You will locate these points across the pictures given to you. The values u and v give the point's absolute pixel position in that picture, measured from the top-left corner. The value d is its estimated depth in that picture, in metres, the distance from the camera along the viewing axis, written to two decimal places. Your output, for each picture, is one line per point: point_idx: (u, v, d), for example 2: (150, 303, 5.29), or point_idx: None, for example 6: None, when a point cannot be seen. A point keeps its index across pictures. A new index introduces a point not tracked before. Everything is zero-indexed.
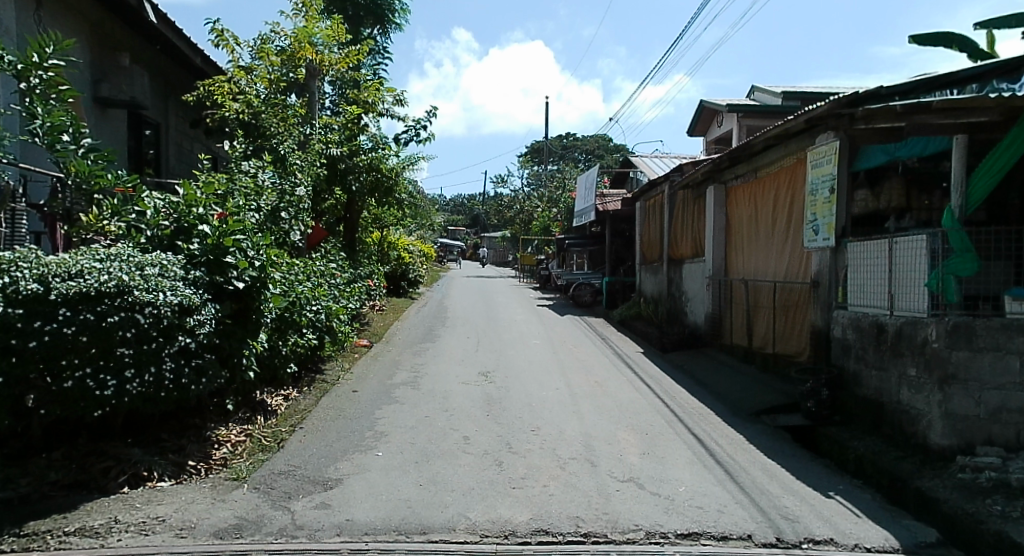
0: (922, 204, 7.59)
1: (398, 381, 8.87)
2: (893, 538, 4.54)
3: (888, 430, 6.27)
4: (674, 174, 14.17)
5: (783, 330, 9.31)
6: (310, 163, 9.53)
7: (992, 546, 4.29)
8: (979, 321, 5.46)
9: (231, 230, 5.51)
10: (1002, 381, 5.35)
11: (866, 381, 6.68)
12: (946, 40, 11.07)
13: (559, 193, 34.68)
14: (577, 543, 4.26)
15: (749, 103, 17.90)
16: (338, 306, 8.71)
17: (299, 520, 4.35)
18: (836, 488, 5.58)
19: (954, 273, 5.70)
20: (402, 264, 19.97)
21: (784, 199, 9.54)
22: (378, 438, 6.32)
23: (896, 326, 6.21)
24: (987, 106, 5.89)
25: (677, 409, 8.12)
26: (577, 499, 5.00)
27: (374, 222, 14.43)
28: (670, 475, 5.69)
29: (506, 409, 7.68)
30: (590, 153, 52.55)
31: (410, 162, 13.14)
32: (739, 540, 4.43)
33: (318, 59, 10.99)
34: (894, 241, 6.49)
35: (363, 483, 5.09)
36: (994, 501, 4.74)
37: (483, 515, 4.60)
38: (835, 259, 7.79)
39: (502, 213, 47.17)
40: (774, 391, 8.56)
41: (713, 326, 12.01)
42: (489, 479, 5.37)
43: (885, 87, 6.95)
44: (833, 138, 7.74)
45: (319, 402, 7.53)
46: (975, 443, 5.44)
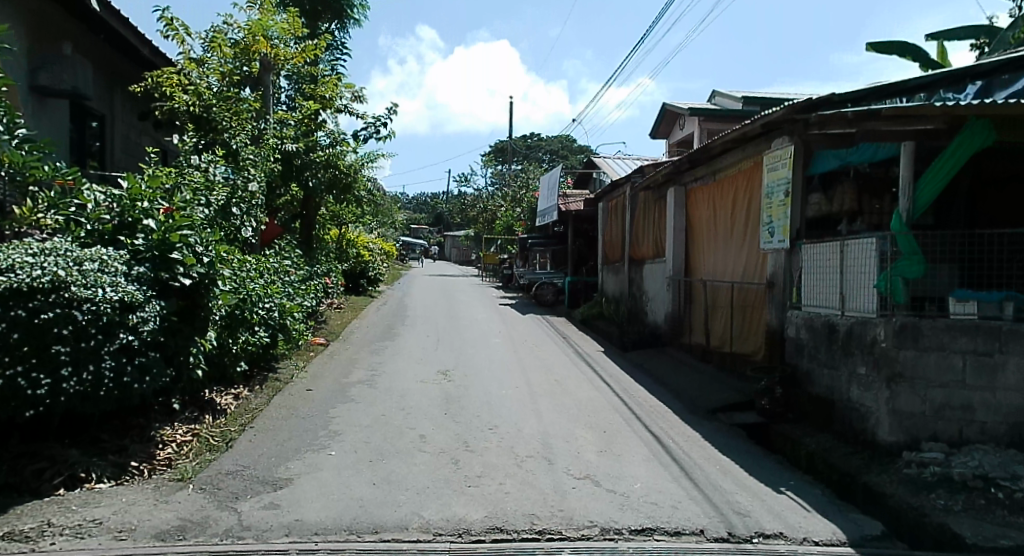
0: (874, 209, 7.61)
1: (354, 380, 8.75)
2: (840, 532, 4.67)
3: (839, 427, 6.44)
4: (635, 175, 14.34)
5: (740, 330, 9.49)
6: (264, 157, 9.38)
7: (935, 538, 4.44)
8: (925, 321, 5.64)
9: (177, 225, 5.38)
10: (946, 379, 5.54)
11: (817, 379, 6.84)
12: (897, 48, 11.44)
13: (523, 192, 34.74)
14: (531, 541, 4.28)
15: (709, 107, 18.20)
16: (292, 304, 8.56)
17: (246, 521, 4.27)
18: (787, 483, 5.73)
19: (902, 275, 5.89)
20: (361, 262, 19.78)
21: (741, 201, 9.73)
22: (331, 437, 6.24)
23: (846, 326, 6.37)
24: (935, 115, 6.07)
25: (636, 407, 8.22)
26: (533, 497, 5.02)
27: (331, 219, 14.23)
28: (625, 472, 5.75)
29: (463, 408, 7.63)
30: (555, 153, 52.63)
31: (370, 160, 13.01)
32: (691, 535, 4.51)
33: (272, 53, 10.68)
34: (845, 244, 6.66)
35: (314, 483, 5.02)
36: (938, 495, 4.90)
37: (437, 513, 4.58)
38: (789, 260, 7.96)
39: (466, 213, 47.05)
40: (729, 389, 8.71)
41: (673, 325, 12.14)
42: (445, 477, 5.35)
43: (836, 95, 7.32)
44: (789, 143, 7.96)
45: (270, 401, 7.41)
46: (920, 439, 5.63)
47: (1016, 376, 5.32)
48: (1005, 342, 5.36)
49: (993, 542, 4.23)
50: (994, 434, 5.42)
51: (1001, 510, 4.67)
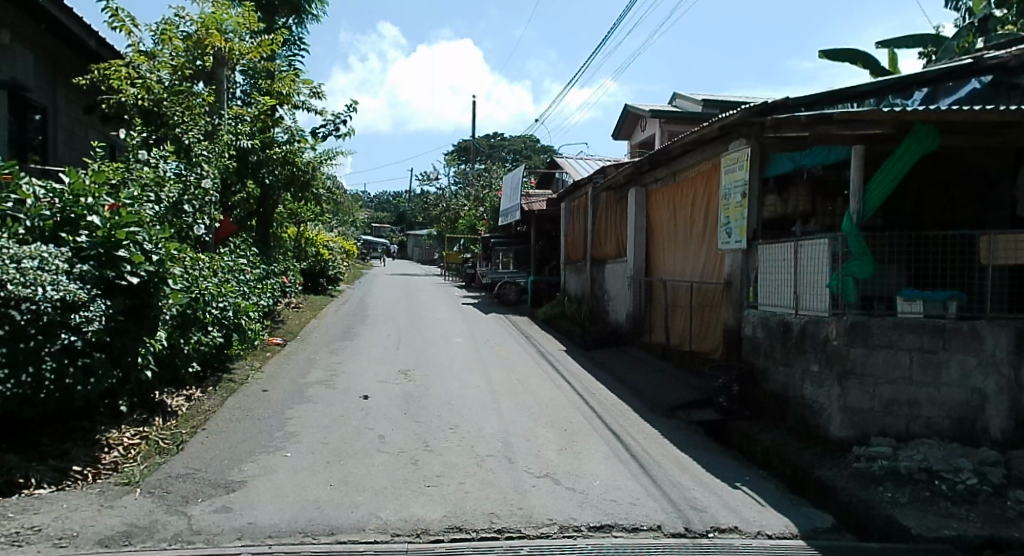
0: (827, 210, 7.96)
1: (312, 381, 8.66)
2: (792, 525, 4.79)
3: (792, 423, 6.59)
4: (597, 175, 14.47)
5: (699, 328, 9.65)
6: (217, 154, 9.31)
7: (882, 530, 4.57)
8: (873, 320, 5.81)
9: (124, 222, 5.25)
10: (893, 376, 5.72)
11: (773, 376, 6.98)
12: (848, 55, 11.77)
13: (485, 192, 34.76)
14: (490, 540, 4.28)
15: (670, 110, 18.45)
16: (246, 303, 8.40)
17: (196, 525, 4.18)
18: (742, 479, 5.85)
19: (853, 275, 6.05)
20: (321, 261, 19.51)
21: (699, 202, 9.90)
22: (287, 438, 6.16)
23: (799, 324, 6.51)
24: (884, 120, 6.24)
25: (596, 406, 8.30)
26: (492, 495, 5.03)
27: (289, 217, 14.00)
28: (585, 470, 5.80)
29: (424, 408, 7.60)
30: (518, 153, 52.75)
31: (329, 158, 12.86)
32: (649, 531, 4.57)
33: (227, 47, 10.43)
34: (800, 244, 6.82)
35: (268, 485, 4.95)
36: (885, 488, 5.05)
37: (395, 514, 4.55)
38: (745, 260, 8.11)
39: (427, 212, 46.85)
40: (687, 387, 8.86)
41: (634, 324, 12.29)
42: (404, 477, 5.32)
43: (790, 100, 7.53)
44: (744, 146, 8.07)
45: (224, 402, 7.26)
46: (869, 434, 5.80)
47: (958, 372, 5.52)
48: (949, 340, 5.55)
49: (936, 532, 4.38)
50: (938, 429, 5.61)
51: (944, 502, 4.83)
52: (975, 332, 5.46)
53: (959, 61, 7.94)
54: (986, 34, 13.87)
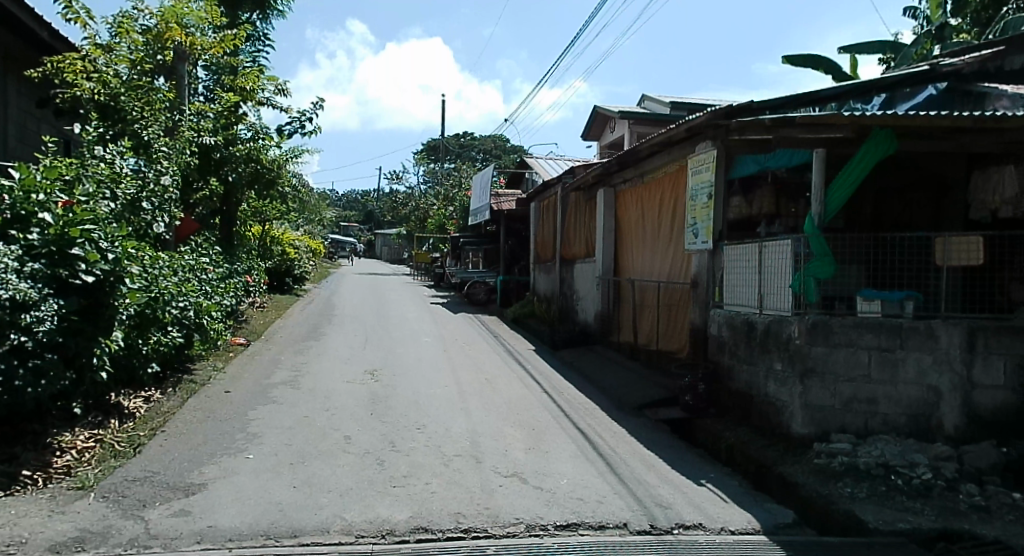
0: (790, 211, 8.11)
1: (276, 381, 8.55)
2: (754, 521, 4.87)
3: (756, 420, 6.70)
4: (566, 175, 14.54)
5: (666, 328, 9.75)
6: (178, 150, 9.13)
7: (841, 526, 4.68)
8: (834, 319, 5.93)
9: (78, 219, 5.12)
10: (853, 374, 5.84)
11: (737, 375, 7.09)
12: (811, 60, 12.02)
13: (455, 191, 34.67)
14: (456, 540, 4.27)
15: (639, 111, 18.64)
16: (208, 302, 8.25)
17: (153, 529, 4.10)
18: (707, 476, 5.93)
19: (814, 276, 6.16)
20: (286, 260, 19.26)
21: (667, 203, 10.00)
22: (250, 440, 6.06)
23: (763, 324, 6.62)
24: (844, 124, 6.38)
25: (565, 405, 8.34)
26: (459, 495, 5.02)
27: (254, 215, 13.79)
28: (553, 469, 5.83)
29: (391, 408, 7.56)
30: (488, 153, 52.70)
31: (295, 155, 12.70)
32: (614, 529, 4.61)
33: (188, 41, 10.23)
34: (764, 245, 6.93)
35: (230, 488, 4.87)
36: (845, 483, 5.17)
37: (360, 515, 4.52)
38: (712, 260, 8.22)
39: (396, 211, 46.55)
40: (654, 386, 8.96)
41: (602, 324, 12.37)
42: (370, 478, 5.29)
43: (755, 103, 7.67)
44: (711, 147, 8.17)
45: (185, 404, 7.13)
46: (830, 431, 5.93)
47: (914, 370, 5.67)
48: (905, 339, 5.69)
49: (893, 526, 4.50)
50: (895, 425, 5.75)
51: (900, 496, 4.97)
52: (930, 331, 5.62)
53: (916, 68, 8.19)
54: (942, 41, 14.29)
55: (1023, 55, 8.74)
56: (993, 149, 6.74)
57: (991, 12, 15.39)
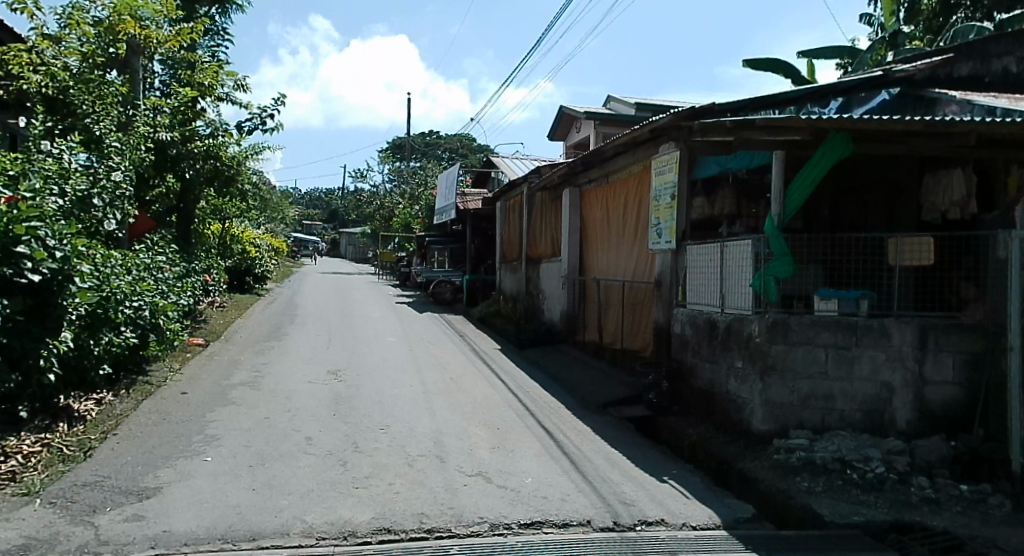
0: (751, 212, 8.26)
1: (235, 382, 8.39)
2: (715, 516, 4.95)
3: (718, 417, 6.81)
4: (532, 175, 14.60)
5: (630, 327, 9.85)
6: (132, 146, 8.95)
7: (799, 519, 4.77)
8: (793, 318, 6.04)
9: (23, 217, 4.87)
10: (811, 371, 5.96)
11: (699, 373, 7.19)
12: (772, 64, 12.30)
13: (421, 190, 34.50)
14: (419, 540, 4.25)
15: (605, 112, 18.78)
16: (164, 302, 8.05)
17: (104, 535, 3.99)
18: (670, 473, 6.01)
19: (774, 275, 6.27)
20: (247, 259, 18.92)
21: (631, 203, 10.10)
22: (208, 442, 5.94)
23: (725, 322, 6.72)
24: (802, 127, 6.50)
25: (530, 404, 8.36)
26: (423, 495, 5.00)
27: (212, 213, 13.53)
28: (517, 468, 5.84)
29: (354, 409, 7.49)
30: (454, 152, 52.52)
31: (255, 152, 12.50)
32: (578, 526, 4.63)
33: (142, 34, 9.98)
34: (725, 245, 7.03)
35: (185, 491, 4.77)
36: (802, 478, 5.27)
37: (321, 517, 4.46)
38: (675, 260, 8.32)
39: (361, 210, 46.10)
40: (618, 384, 9.04)
41: (568, 323, 12.44)
42: (331, 479, 5.23)
43: (717, 105, 7.80)
44: (674, 149, 8.26)
45: (139, 406, 6.95)
46: (789, 427, 6.04)
47: (869, 368, 5.82)
48: (860, 337, 5.83)
49: (848, 519, 4.61)
50: (851, 421, 5.89)
51: (855, 490, 5.09)
52: (884, 329, 5.77)
53: (871, 73, 8.43)
54: (896, 47, 14.74)
55: (969, 63, 9.18)
56: (943, 153, 6.95)
57: (941, 20, 15.88)
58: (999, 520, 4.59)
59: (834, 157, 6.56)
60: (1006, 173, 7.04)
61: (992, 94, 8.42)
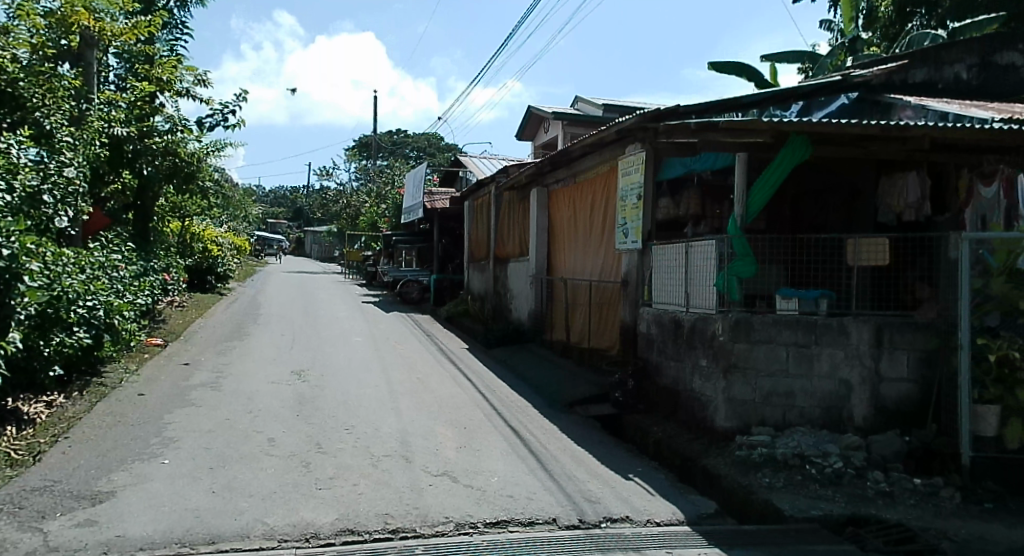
0: (715, 213, 8.40)
1: (195, 383, 8.22)
2: (678, 513, 5.01)
3: (682, 415, 6.89)
4: (500, 175, 14.62)
5: (597, 326, 9.91)
6: (86, 141, 8.76)
7: (760, 514, 4.86)
8: (756, 317, 6.14)
9: None
10: (773, 369, 6.07)
11: (664, 371, 7.27)
12: (736, 67, 12.48)
13: (388, 189, 34.23)
14: (384, 541, 4.21)
15: (572, 112, 18.87)
16: (120, 302, 7.82)
17: (54, 542, 3.87)
18: (634, 470, 6.07)
19: (737, 274, 6.36)
20: (208, 258, 18.55)
21: (598, 203, 10.16)
22: (166, 445, 5.81)
23: (690, 321, 6.80)
24: (764, 130, 6.61)
25: (496, 403, 8.35)
26: (388, 496, 4.96)
27: (172, 211, 13.24)
28: (483, 467, 5.83)
29: (318, 409, 7.40)
30: (421, 151, 52.21)
31: (216, 149, 12.28)
32: (544, 524, 4.64)
33: (97, 26, 9.72)
34: (690, 245, 7.10)
35: (141, 495, 4.65)
36: (763, 474, 5.37)
37: (282, 519, 4.40)
38: (641, 260, 8.39)
39: (327, 208, 45.56)
40: (585, 383, 9.09)
41: (536, 322, 12.47)
42: (294, 481, 5.16)
43: (682, 107, 7.91)
44: (640, 150, 8.33)
45: (93, 408, 6.77)
46: (751, 424, 6.14)
47: (828, 365, 5.95)
48: (820, 335, 5.96)
49: (807, 513, 4.70)
50: (811, 417, 6.01)
51: (814, 484, 5.20)
52: (842, 327, 5.91)
53: (830, 78, 8.62)
54: (854, 53, 15.10)
55: (925, 69, 9.38)
56: (898, 156, 7.14)
57: (897, 28, 16.29)
58: (950, 512, 4.74)
59: (793, 159, 6.70)
60: (958, 176, 7.25)
61: (945, 100, 8.68)
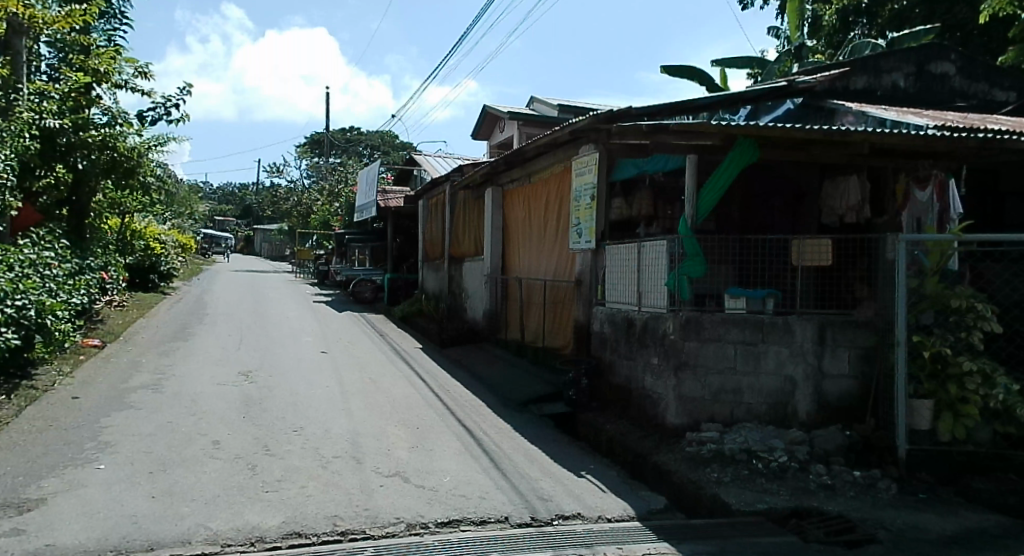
0: (667, 213, 8.53)
1: (135, 385, 7.94)
2: (629, 509, 5.06)
3: (634, 412, 6.97)
4: (454, 174, 14.57)
5: (552, 325, 9.95)
6: (16, 133, 8.35)
7: (709, 508, 4.95)
8: (705, 315, 6.24)
9: None
10: (721, 366, 6.18)
11: (617, 369, 7.34)
12: (688, 71, 12.70)
13: (340, 186, 33.74)
14: (332, 543, 4.13)
15: (527, 113, 18.92)
16: (53, 301, 7.50)
17: None
18: (587, 468, 6.11)
19: (687, 274, 6.48)
20: (150, 256, 17.99)
21: (552, 203, 10.21)
22: (102, 449, 5.59)
23: (642, 320, 6.88)
24: (714, 133, 6.73)
25: (450, 402, 8.30)
26: (337, 498, 4.87)
27: (110, 207, 12.77)
28: (436, 467, 5.78)
29: (266, 411, 7.24)
30: (375, 148, 51.52)
31: (158, 143, 11.89)
32: (495, 523, 4.63)
33: (27, 13, 9.28)
34: (643, 245, 7.18)
35: (74, 502, 4.47)
36: (713, 469, 5.46)
37: (226, 523, 4.28)
38: (595, 260, 8.45)
39: (277, 206, 44.63)
40: (539, 381, 9.10)
41: (490, 321, 12.46)
42: (239, 484, 5.02)
43: (633, 109, 8.00)
44: (594, 150, 8.40)
45: (22, 413, 6.46)
46: (701, 421, 6.24)
47: (774, 363, 6.08)
48: (767, 333, 6.08)
49: (752, 506, 4.80)
50: (757, 413, 6.13)
51: (760, 479, 5.32)
52: (787, 326, 6.05)
53: (776, 83, 8.85)
54: (800, 60, 15.56)
55: (865, 76, 9.79)
56: (841, 160, 7.37)
57: (840, 36, 16.82)
58: (887, 503, 4.91)
59: (741, 163, 6.83)
60: (896, 180, 7.50)
61: (885, 106, 8.99)
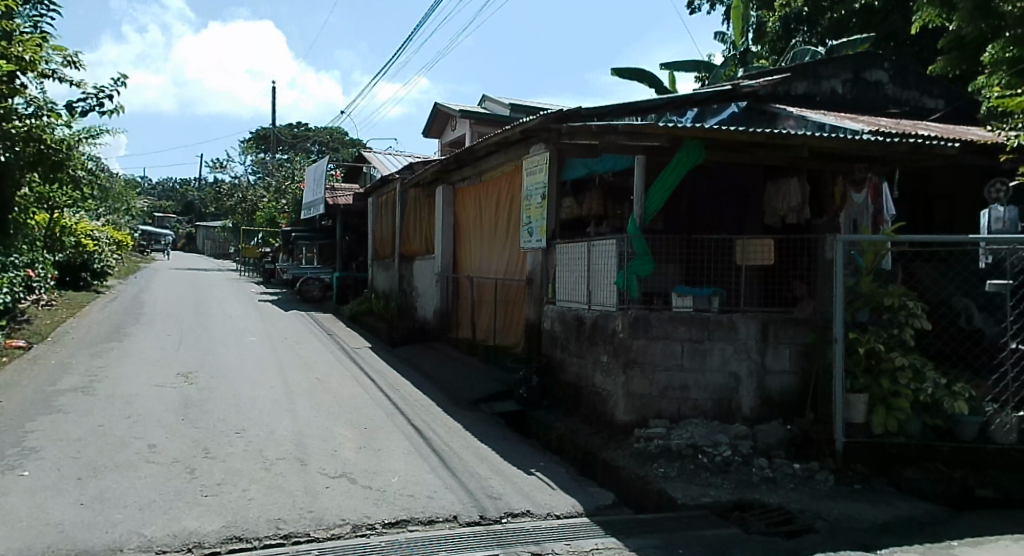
0: (616, 213, 8.61)
1: (64, 388, 7.59)
2: (577, 505, 5.10)
3: (583, 410, 7.02)
4: (404, 172, 14.42)
5: (502, 323, 9.96)
6: None
7: (655, 503, 5.03)
8: (653, 313, 6.31)
9: None
10: (669, 363, 6.25)
11: (567, 367, 7.38)
12: (636, 74, 12.86)
13: (287, 183, 33.00)
14: (274, 547, 4.03)
15: (478, 111, 18.87)
16: None
17: None
18: (537, 465, 6.13)
19: (636, 273, 6.55)
20: (82, 253, 17.28)
21: (503, 201, 10.20)
22: (26, 455, 5.33)
23: (591, 318, 6.93)
24: (662, 134, 6.83)
25: (399, 402, 8.21)
26: (280, 500, 4.76)
27: (38, 201, 12.20)
28: (383, 467, 5.71)
29: (207, 413, 7.02)
30: (324, 145, 50.54)
31: (90, 136, 11.41)
32: (444, 522, 4.59)
33: None
34: (593, 244, 7.22)
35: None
36: (659, 464, 5.54)
37: (161, 530, 4.12)
38: (546, 258, 8.46)
39: (221, 202, 43.39)
40: (490, 380, 9.09)
41: (440, 320, 12.39)
42: (176, 489, 4.85)
43: (583, 109, 8.04)
44: (544, 149, 8.42)
45: None
46: (648, 417, 6.31)
47: (719, 359, 6.19)
48: (712, 330, 6.19)
49: (697, 500, 4.88)
50: (703, 409, 6.23)
51: (704, 473, 5.42)
52: (732, 324, 6.17)
53: (721, 86, 9.03)
54: (745, 65, 15.94)
55: (805, 82, 10.09)
56: (783, 162, 7.56)
57: (783, 43, 17.29)
58: (825, 494, 5.07)
59: (688, 163, 6.94)
60: (835, 182, 7.74)
61: (824, 111, 9.28)
